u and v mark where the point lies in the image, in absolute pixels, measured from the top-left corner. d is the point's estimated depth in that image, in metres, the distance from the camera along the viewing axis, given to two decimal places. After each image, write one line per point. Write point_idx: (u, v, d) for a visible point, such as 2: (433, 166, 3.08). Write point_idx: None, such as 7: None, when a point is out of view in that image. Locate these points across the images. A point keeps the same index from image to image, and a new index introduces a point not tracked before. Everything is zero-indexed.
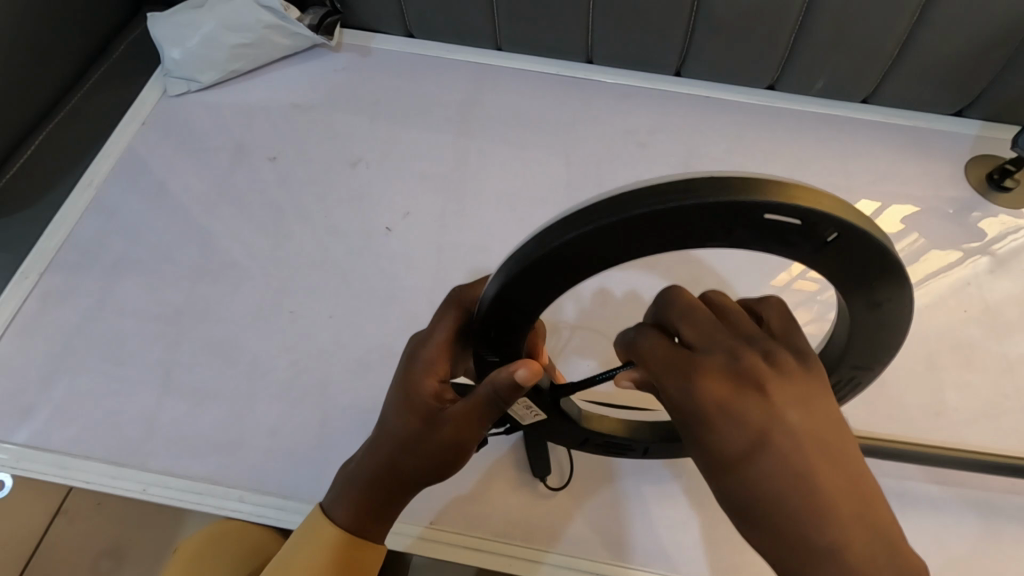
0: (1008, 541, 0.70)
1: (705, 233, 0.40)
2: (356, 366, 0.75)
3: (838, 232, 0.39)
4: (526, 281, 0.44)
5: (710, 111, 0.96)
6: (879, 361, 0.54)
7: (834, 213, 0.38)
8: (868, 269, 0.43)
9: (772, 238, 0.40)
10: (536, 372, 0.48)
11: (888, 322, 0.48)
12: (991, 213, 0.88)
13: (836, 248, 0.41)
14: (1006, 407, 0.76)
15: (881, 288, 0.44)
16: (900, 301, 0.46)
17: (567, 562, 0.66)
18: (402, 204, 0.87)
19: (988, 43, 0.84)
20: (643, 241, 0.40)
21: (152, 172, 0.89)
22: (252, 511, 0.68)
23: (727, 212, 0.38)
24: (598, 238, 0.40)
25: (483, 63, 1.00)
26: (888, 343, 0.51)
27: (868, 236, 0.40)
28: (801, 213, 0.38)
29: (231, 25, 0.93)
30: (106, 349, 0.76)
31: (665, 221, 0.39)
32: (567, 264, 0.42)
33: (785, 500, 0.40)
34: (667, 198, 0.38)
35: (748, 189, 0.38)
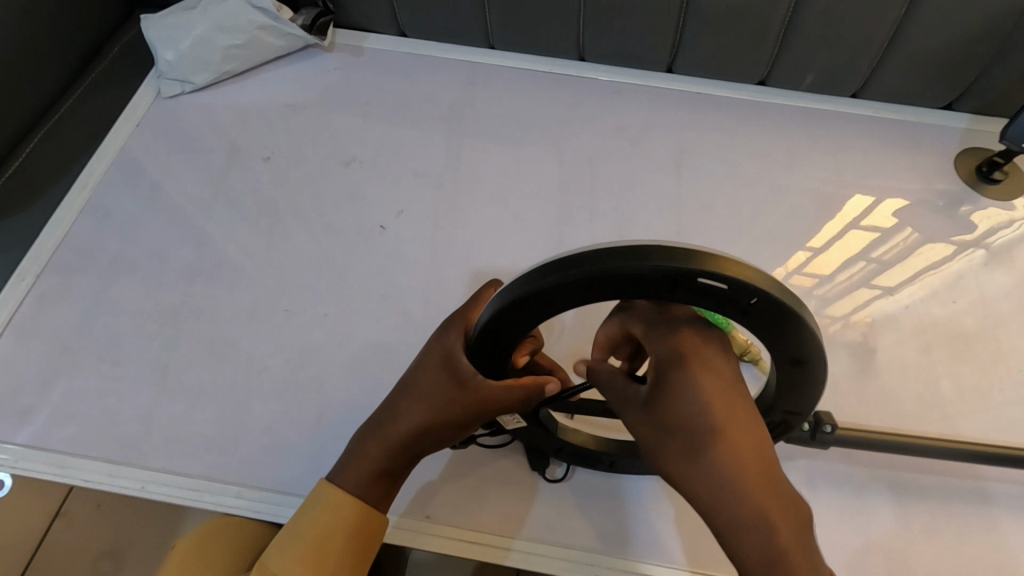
0: (999, 528, 0.71)
1: (653, 291, 0.46)
2: (352, 364, 0.76)
3: (756, 297, 0.45)
4: (511, 315, 0.50)
5: (702, 107, 0.97)
6: (805, 410, 0.58)
7: (753, 283, 0.44)
8: (786, 333, 0.48)
9: (708, 301, 0.47)
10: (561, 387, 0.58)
11: (805, 379, 0.54)
12: (981, 206, 0.89)
13: (758, 313, 0.47)
14: (996, 397, 0.77)
15: (796, 348, 0.50)
16: (815, 361, 0.51)
17: (536, 551, 0.67)
18: (397, 203, 0.87)
19: (976, 37, 0.85)
20: (605, 293, 0.47)
21: (148, 173, 0.90)
22: (249, 506, 0.68)
23: (672, 277, 0.45)
24: (571, 285, 0.47)
25: (476, 63, 1.00)
26: (811, 395, 0.56)
27: (779, 302, 0.46)
28: (728, 281, 0.44)
29: (222, 26, 0.93)
30: (104, 349, 0.77)
31: (622, 278, 0.46)
32: (543, 304, 0.49)
33: (720, 440, 0.47)
34: (627, 259, 0.45)
35: (689, 260, 0.44)
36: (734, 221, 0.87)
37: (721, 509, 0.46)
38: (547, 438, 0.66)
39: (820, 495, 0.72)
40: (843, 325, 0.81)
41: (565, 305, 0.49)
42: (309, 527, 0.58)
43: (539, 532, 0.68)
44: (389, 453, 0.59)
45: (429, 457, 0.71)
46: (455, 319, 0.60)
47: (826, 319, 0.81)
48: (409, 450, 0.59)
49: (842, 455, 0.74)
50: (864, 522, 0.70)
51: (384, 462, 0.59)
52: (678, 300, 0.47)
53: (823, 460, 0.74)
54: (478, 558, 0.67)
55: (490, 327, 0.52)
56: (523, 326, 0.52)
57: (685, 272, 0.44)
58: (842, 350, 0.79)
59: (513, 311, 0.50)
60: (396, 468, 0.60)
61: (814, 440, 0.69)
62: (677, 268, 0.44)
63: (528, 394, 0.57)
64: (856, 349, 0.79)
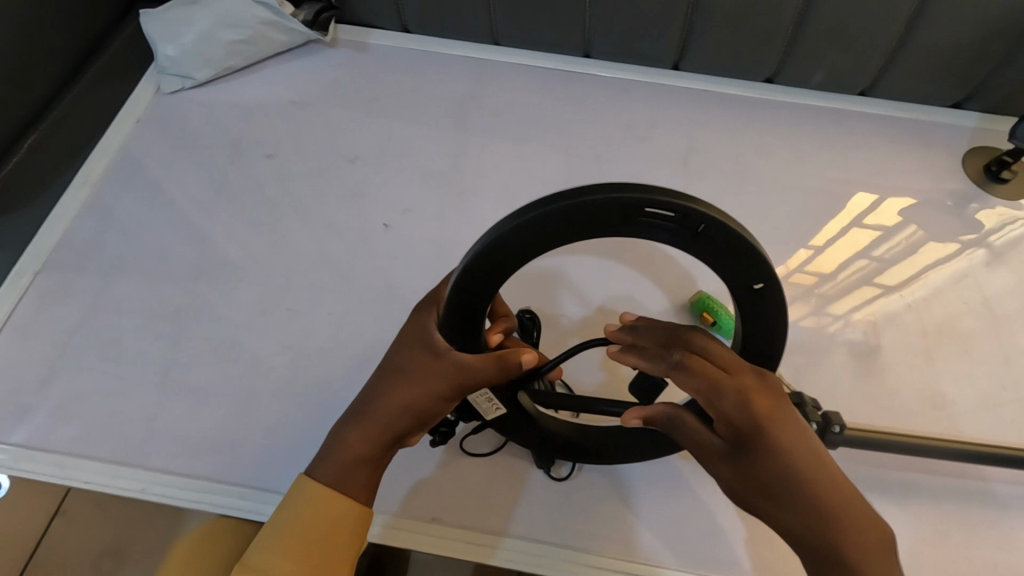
0: (1005, 529, 0.70)
1: (606, 223, 0.46)
2: (356, 363, 0.75)
3: (705, 224, 0.45)
4: (477, 272, 0.49)
5: (709, 105, 0.96)
6: (776, 351, 0.53)
7: (698, 205, 0.44)
8: (741, 259, 0.47)
9: (661, 231, 0.47)
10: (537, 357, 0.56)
11: (767, 314, 0.51)
12: (988, 205, 0.89)
13: (708, 240, 0.46)
14: (1003, 398, 0.77)
15: (753, 271, 0.48)
16: (775, 288, 0.49)
17: (530, 550, 0.66)
18: (401, 200, 0.87)
19: (987, 34, 0.84)
20: (564, 233, 0.47)
21: (149, 170, 0.89)
22: (252, 507, 0.68)
23: (623, 206, 0.45)
24: (530, 229, 0.46)
25: (481, 59, 0.99)
26: (777, 334, 0.52)
27: (726, 227, 0.45)
28: (675, 207, 0.45)
29: (224, 21, 0.92)
30: (104, 348, 0.76)
31: (578, 214, 0.45)
32: (506, 256, 0.48)
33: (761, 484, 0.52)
34: (577, 194, 0.45)
35: (637, 187, 0.44)
36: (740, 219, 0.87)
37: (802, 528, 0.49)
38: (528, 428, 0.65)
39: None
40: (843, 323, 0.80)
41: (527, 253, 0.48)
42: (291, 522, 0.55)
43: (532, 532, 0.67)
44: (373, 441, 0.57)
45: (422, 455, 0.71)
46: (432, 301, 0.58)
47: (826, 317, 0.80)
48: (386, 435, 0.57)
49: (849, 456, 0.74)
50: None
51: (367, 452, 0.57)
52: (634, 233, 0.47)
53: None
54: (469, 557, 0.66)
55: (459, 294, 0.51)
56: (493, 286, 0.50)
57: (634, 200, 0.44)
58: (849, 350, 0.79)
59: (479, 271, 0.49)
60: (380, 456, 0.57)
61: (823, 439, 0.67)
62: (628, 194, 0.44)
63: (508, 364, 0.54)
64: (859, 346, 0.79)
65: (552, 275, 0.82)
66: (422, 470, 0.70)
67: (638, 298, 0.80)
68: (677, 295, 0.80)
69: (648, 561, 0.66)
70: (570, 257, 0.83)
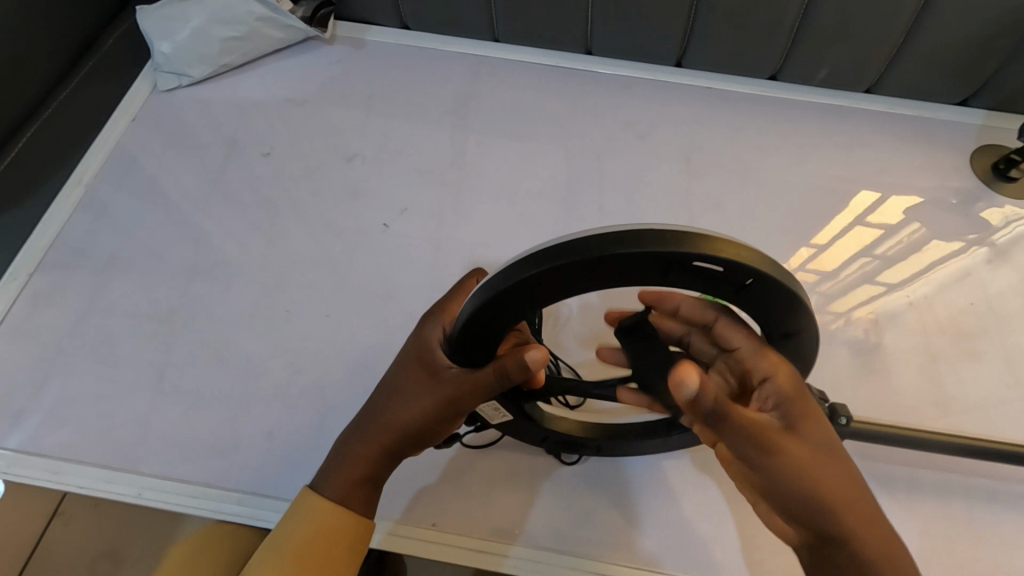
0: (1014, 532, 0.69)
1: (648, 273, 0.44)
2: (354, 365, 0.74)
3: (752, 277, 0.44)
4: (504, 306, 0.47)
5: (712, 102, 0.95)
6: (791, 375, 0.58)
7: (747, 262, 0.43)
8: (776, 307, 0.48)
9: (703, 281, 0.45)
10: (546, 355, 0.51)
11: (794, 349, 0.53)
12: (993, 203, 0.88)
13: (751, 291, 0.46)
14: (1010, 399, 0.76)
15: (788, 318, 0.49)
16: (807, 331, 0.51)
17: (535, 558, 0.65)
18: (399, 199, 0.85)
19: (995, 31, 0.83)
20: (601, 280, 0.45)
21: (144, 169, 0.88)
22: (248, 513, 0.67)
23: (672, 259, 0.43)
24: (567, 275, 0.44)
25: (480, 56, 0.98)
26: (800, 360, 0.55)
27: (772, 280, 0.44)
28: (724, 262, 0.43)
29: (219, 17, 0.91)
30: (98, 350, 0.75)
31: (615, 264, 0.43)
32: (537, 295, 0.46)
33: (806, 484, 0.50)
34: (623, 243, 0.42)
35: (691, 241, 0.42)
36: (742, 218, 0.85)
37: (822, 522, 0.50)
38: (532, 430, 0.64)
39: None
40: (846, 322, 0.79)
41: (558, 293, 0.46)
42: (285, 538, 0.55)
43: (536, 539, 0.66)
44: (375, 453, 0.57)
45: (421, 459, 0.70)
46: (434, 313, 0.58)
47: (829, 316, 0.79)
48: (386, 450, 0.57)
49: (854, 457, 0.72)
50: None
51: (369, 468, 0.57)
52: (672, 281, 0.45)
53: None
54: (473, 565, 0.65)
55: (476, 322, 0.49)
56: (516, 317, 0.49)
57: (686, 255, 0.42)
58: (853, 350, 0.77)
59: (505, 305, 0.47)
60: (383, 468, 0.57)
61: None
62: (681, 250, 0.42)
63: (505, 373, 0.52)
64: (863, 346, 0.78)
65: None
66: (422, 475, 0.69)
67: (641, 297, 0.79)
68: None
69: (652, 567, 0.65)
70: None
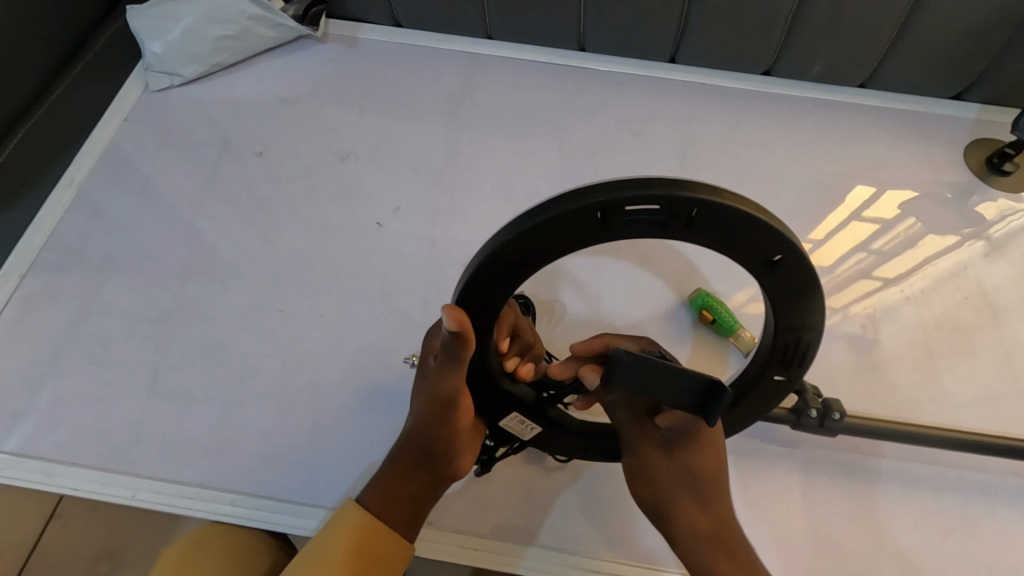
0: (1009, 524, 0.69)
1: (587, 231, 0.46)
2: (349, 364, 0.74)
3: (694, 207, 0.44)
4: (471, 303, 0.50)
5: (706, 98, 0.94)
6: (813, 318, 0.52)
7: (680, 190, 0.43)
8: (741, 236, 0.46)
9: (651, 225, 0.46)
10: (456, 316, 0.46)
11: (795, 281, 0.49)
12: (988, 197, 0.87)
13: (703, 222, 0.45)
14: (1006, 391, 0.76)
15: (762, 245, 0.47)
16: (794, 255, 0.47)
17: (540, 557, 0.66)
18: (393, 197, 0.85)
19: (989, 24, 0.83)
20: (545, 250, 0.47)
21: (137, 169, 0.87)
22: (245, 513, 0.67)
23: (597, 209, 0.44)
24: (511, 252, 0.47)
25: (473, 54, 0.98)
26: (808, 296, 0.50)
27: (717, 206, 0.44)
28: (659, 196, 0.44)
29: (211, 16, 0.90)
30: (92, 352, 0.74)
31: (559, 225, 0.45)
32: (497, 282, 0.49)
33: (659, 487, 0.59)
34: (540, 211, 0.45)
35: (603, 190, 0.44)
36: None
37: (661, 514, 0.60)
38: (567, 439, 0.62)
39: (829, 493, 0.70)
40: (842, 316, 0.79)
41: (519, 273, 0.48)
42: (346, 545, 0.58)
43: (539, 537, 0.67)
44: (403, 464, 0.61)
45: None
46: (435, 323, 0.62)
47: (826, 311, 0.79)
48: (412, 460, 0.60)
49: (850, 450, 0.72)
50: (873, 522, 0.69)
51: (399, 480, 0.61)
52: (621, 231, 0.46)
53: (830, 453, 0.72)
54: (479, 565, 0.65)
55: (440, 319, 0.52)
56: (495, 308, 0.51)
57: (604, 202, 0.44)
58: (848, 344, 0.78)
59: (469, 302, 0.50)
60: (410, 479, 0.61)
61: (823, 428, 0.68)
62: (597, 198, 0.44)
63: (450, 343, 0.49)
64: (859, 341, 0.78)
65: (551, 265, 0.81)
66: None
67: (639, 294, 0.79)
68: (675, 285, 0.79)
69: (656, 564, 0.66)
70: (570, 249, 0.82)
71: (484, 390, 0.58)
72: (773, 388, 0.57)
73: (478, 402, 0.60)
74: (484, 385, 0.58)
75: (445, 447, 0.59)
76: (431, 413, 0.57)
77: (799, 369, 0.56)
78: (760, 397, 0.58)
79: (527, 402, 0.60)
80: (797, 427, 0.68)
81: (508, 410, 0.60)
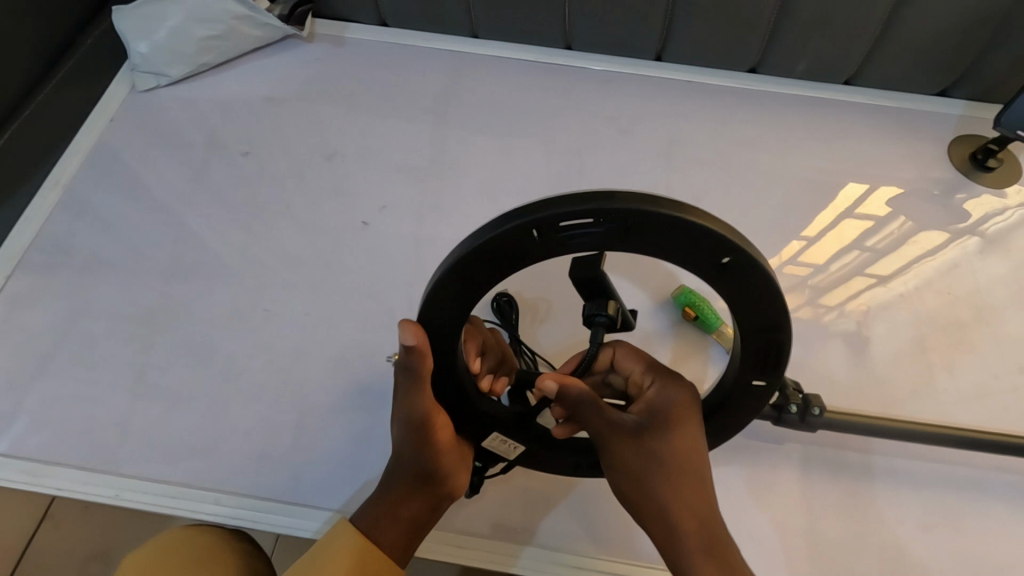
0: (994, 520, 0.69)
1: (529, 249, 0.46)
2: (334, 364, 0.74)
3: (628, 216, 0.44)
4: (430, 324, 0.51)
5: (693, 95, 0.95)
6: (776, 316, 0.50)
7: (610, 202, 0.43)
8: (684, 241, 0.45)
9: (592, 239, 0.46)
10: (411, 330, 0.48)
11: (751, 282, 0.47)
12: (975, 194, 0.88)
13: (642, 231, 0.45)
14: (991, 387, 0.76)
15: (708, 248, 0.45)
16: (743, 256, 0.45)
17: (531, 556, 0.66)
18: (379, 196, 0.85)
19: (971, 20, 0.83)
20: (491, 270, 0.47)
21: (124, 169, 0.87)
22: (229, 513, 0.67)
23: (534, 227, 0.44)
24: (458, 277, 0.47)
25: (460, 52, 0.98)
26: (768, 296, 0.48)
27: (648, 213, 0.43)
28: (589, 210, 0.43)
29: (196, 16, 0.90)
30: (77, 352, 0.75)
31: (497, 248, 0.46)
32: (452, 303, 0.49)
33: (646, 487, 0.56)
34: (477, 234, 0.46)
35: (536, 208, 0.44)
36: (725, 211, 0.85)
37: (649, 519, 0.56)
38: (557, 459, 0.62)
39: (816, 490, 0.70)
40: (837, 314, 0.79)
41: (472, 293, 0.49)
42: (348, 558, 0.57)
43: (522, 534, 0.67)
44: (397, 495, 0.60)
45: None
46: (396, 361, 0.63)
47: (818, 309, 0.79)
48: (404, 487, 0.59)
49: (835, 446, 0.73)
50: (858, 519, 0.69)
51: (393, 511, 0.59)
52: (563, 247, 0.46)
53: (816, 450, 0.72)
54: (462, 562, 0.66)
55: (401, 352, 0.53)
56: (456, 327, 0.51)
57: (539, 220, 0.44)
58: (834, 341, 0.78)
59: (429, 323, 0.51)
60: (402, 505, 0.59)
61: (803, 423, 0.68)
62: (531, 217, 0.44)
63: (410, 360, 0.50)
64: (848, 338, 0.78)
65: (534, 266, 0.81)
66: None
67: (625, 292, 0.79)
68: (662, 283, 0.80)
69: (647, 563, 0.66)
70: None
71: (462, 409, 0.59)
72: (753, 394, 0.56)
73: (457, 422, 0.60)
74: (460, 403, 0.58)
75: (435, 468, 0.58)
76: (413, 437, 0.57)
77: (777, 372, 0.54)
78: (739, 401, 0.57)
79: (510, 424, 0.60)
80: (777, 422, 0.69)
81: (490, 429, 0.60)
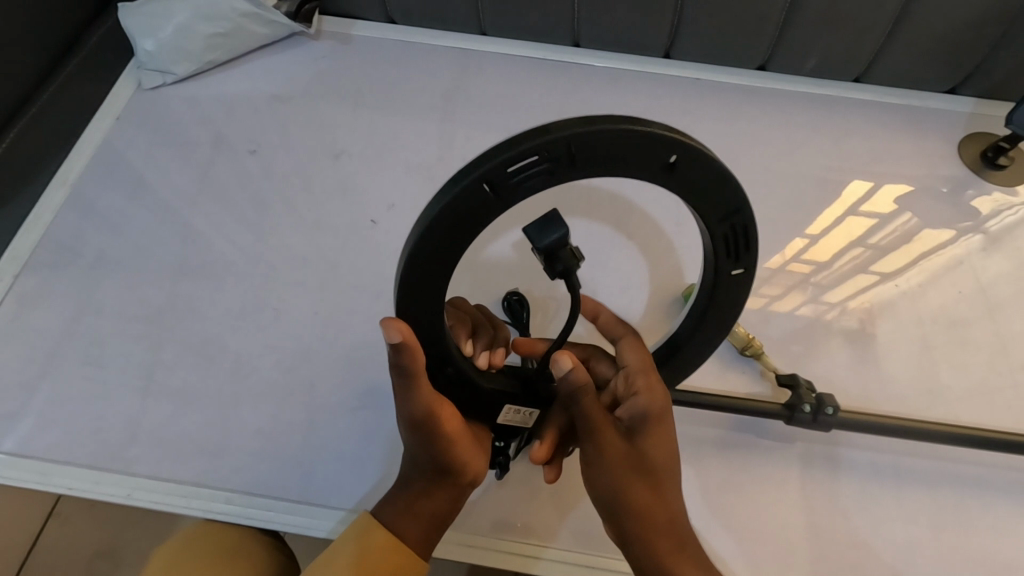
0: (1002, 515, 0.69)
1: (485, 210, 0.44)
2: (343, 362, 0.74)
3: (565, 145, 0.42)
4: (408, 315, 0.49)
5: (701, 92, 0.94)
6: (737, 200, 0.48)
7: (542, 138, 0.41)
8: (628, 151, 0.44)
9: (545, 177, 0.44)
10: (395, 328, 0.47)
11: (705, 172, 0.46)
12: (984, 191, 0.87)
13: (586, 155, 0.43)
14: (1000, 384, 0.76)
15: (651, 150, 0.44)
16: (687, 148, 0.44)
17: (548, 557, 0.66)
18: (388, 195, 0.85)
19: (980, 18, 0.83)
20: (453, 243, 0.46)
21: (131, 167, 0.87)
22: (239, 511, 0.67)
23: (481, 185, 0.43)
24: (425, 258, 0.46)
25: (468, 49, 0.97)
26: (722, 185, 0.47)
27: (585, 136, 0.42)
28: (528, 151, 0.42)
29: (203, 14, 0.90)
30: (87, 351, 0.74)
31: (452, 218, 0.44)
32: (426, 288, 0.48)
33: (630, 494, 0.56)
34: (428, 214, 0.44)
35: (475, 165, 0.43)
36: None
37: (631, 525, 0.56)
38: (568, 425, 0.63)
39: (825, 488, 0.70)
40: (839, 311, 0.79)
41: (446, 267, 0.47)
42: (381, 557, 0.57)
43: (536, 534, 0.67)
44: (420, 486, 0.59)
45: None
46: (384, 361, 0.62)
47: (820, 306, 0.79)
48: (424, 477, 0.59)
49: (846, 443, 0.73)
50: (868, 516, 0.69)
51: (416, 504, 0.59)
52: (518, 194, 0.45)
53: (826, 447, 0.72)
54: (466, 560, 0.66)
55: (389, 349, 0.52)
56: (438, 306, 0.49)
57: (483, 174, 0.42)
58: (842, 338, 0.77)
59: (410, 317, 0.50)
60: (425, 496, 0.59)
61: (815, 422, 0.68)
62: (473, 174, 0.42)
63: (401, 358, 0.49)
64: (855, 336, 0.78)
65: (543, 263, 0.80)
66: None
67: (634, 290, 0.79)
68: (672, 281, 0.79)
69: None
70: None
71: (464, 391, 0.58)
72: (733, 287, 0.54)
73: (464, 410, 0.59)
74: (462, 389, 0.57)
75: (450, 457, 0.58)
76: (422, 431, 0.56)
77: (749, 254, 0.53)
78: (721, 300, 0.55)
79: (519, 397, 0.60)
80: (790, 421, 0.69)
81: (500, 405, 0.60)
